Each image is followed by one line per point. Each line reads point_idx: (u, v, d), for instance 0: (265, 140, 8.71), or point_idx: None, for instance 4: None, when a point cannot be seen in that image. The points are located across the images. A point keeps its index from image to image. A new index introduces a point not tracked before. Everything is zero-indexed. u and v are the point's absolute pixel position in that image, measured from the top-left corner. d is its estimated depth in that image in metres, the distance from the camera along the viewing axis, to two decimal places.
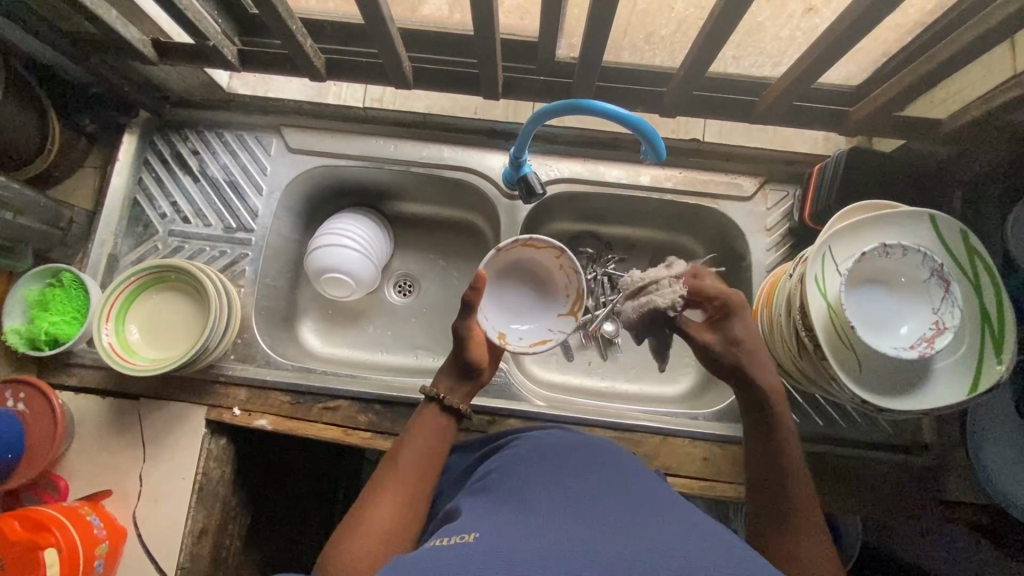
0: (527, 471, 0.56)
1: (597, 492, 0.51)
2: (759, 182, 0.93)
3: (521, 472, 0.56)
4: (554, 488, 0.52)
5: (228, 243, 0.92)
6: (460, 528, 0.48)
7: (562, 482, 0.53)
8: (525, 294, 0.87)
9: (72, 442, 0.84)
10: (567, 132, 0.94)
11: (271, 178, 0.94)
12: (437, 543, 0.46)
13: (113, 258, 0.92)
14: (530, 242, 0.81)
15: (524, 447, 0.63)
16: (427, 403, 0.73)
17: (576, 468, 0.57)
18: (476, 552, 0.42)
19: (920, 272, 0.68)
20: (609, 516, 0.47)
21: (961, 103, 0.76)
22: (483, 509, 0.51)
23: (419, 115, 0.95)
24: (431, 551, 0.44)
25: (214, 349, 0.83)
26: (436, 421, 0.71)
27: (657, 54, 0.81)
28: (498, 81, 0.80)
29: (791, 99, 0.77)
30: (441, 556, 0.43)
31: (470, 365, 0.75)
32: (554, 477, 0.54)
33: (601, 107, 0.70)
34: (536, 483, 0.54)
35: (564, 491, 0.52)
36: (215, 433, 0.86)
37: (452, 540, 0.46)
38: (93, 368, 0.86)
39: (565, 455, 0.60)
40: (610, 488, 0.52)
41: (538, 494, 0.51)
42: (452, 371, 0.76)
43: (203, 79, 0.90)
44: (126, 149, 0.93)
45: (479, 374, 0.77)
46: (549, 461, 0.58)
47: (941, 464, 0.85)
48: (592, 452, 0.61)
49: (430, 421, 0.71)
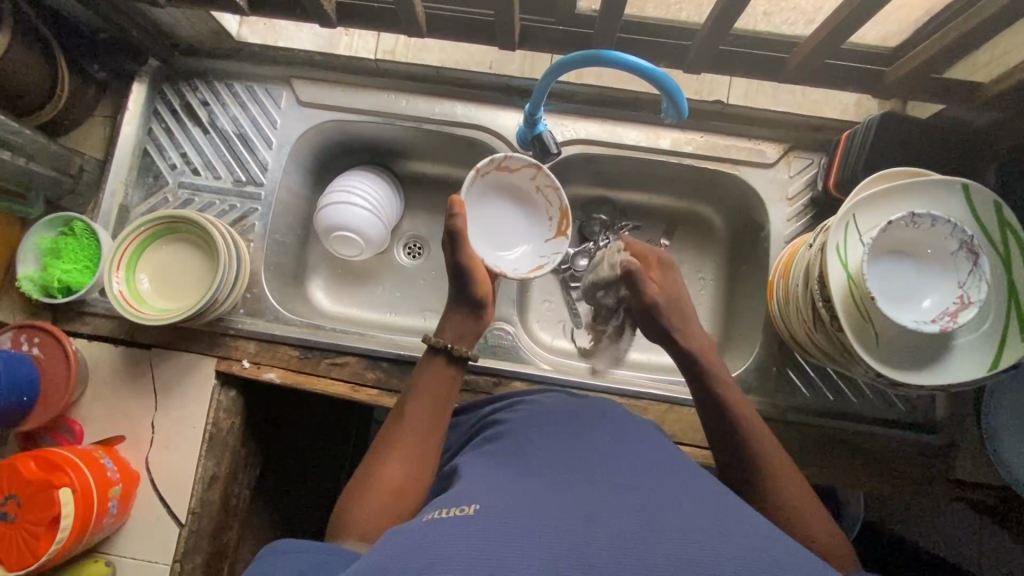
0: (532, 437, 0.56)
1: (603, 458, 0.51)
2: (783, 149, 0.89)
3: (528, 438, 0.56)
4: (558, 454, 0.52)
5: (237, 196, 0.91)
6: (463, 493, 0.47)
7: (566, 449, 0.53)
8: (517, 220, 0.91)
9: (87, 388, 0.86)
10: (585, 91, 0.91)
11: (281, 131, 0.93)
12: (441, 513, 0.44)
13: (124, 209, 0.92)
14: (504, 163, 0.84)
15: (528, 411, 0.63)
16: (432, 353, 0.69)
17: (578, 433, 0.56)
18: (479, 519, 0.41)
19: (948, 244, 0.65)
20: (614, 484, 0.46)
21: (1006, 66, 0.71)
22: (486, 474, 0.50)
23: (433, 69, 0.92)
24: (435, 521, 0.43)
25: (224, 302, 0.83)
26: (442, 374, 0.68)
27: (683, 8, 0.77)
28: (515, 31, 0.77)
29: (823, 58, 0.73)
30: (440, 527, 0.41)
31: (478, 302, 0.73)
32: (560, 443, 0.54)
33: (622, 58, 0.66)
34: (539, 449, 0.53)
35: (568, 456, 0.51)
36: (225, 385, 0.87)
37: (452, 510, 0.44)
38: (106, 317, 0.87)
39: (568, 420, 0.59)
40: (614, 453, 0.52)
41: (541, 459, 0.51)
42: (456, 319, 0.72)
43: (212, 25, 0.87)
44: (136, 98, 0.92)
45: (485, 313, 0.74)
46: (552, 427, 0.57)
47: (951, 443, 0.83)
48: (598, 418, 0.60)
49: (433, 373, 0.67)
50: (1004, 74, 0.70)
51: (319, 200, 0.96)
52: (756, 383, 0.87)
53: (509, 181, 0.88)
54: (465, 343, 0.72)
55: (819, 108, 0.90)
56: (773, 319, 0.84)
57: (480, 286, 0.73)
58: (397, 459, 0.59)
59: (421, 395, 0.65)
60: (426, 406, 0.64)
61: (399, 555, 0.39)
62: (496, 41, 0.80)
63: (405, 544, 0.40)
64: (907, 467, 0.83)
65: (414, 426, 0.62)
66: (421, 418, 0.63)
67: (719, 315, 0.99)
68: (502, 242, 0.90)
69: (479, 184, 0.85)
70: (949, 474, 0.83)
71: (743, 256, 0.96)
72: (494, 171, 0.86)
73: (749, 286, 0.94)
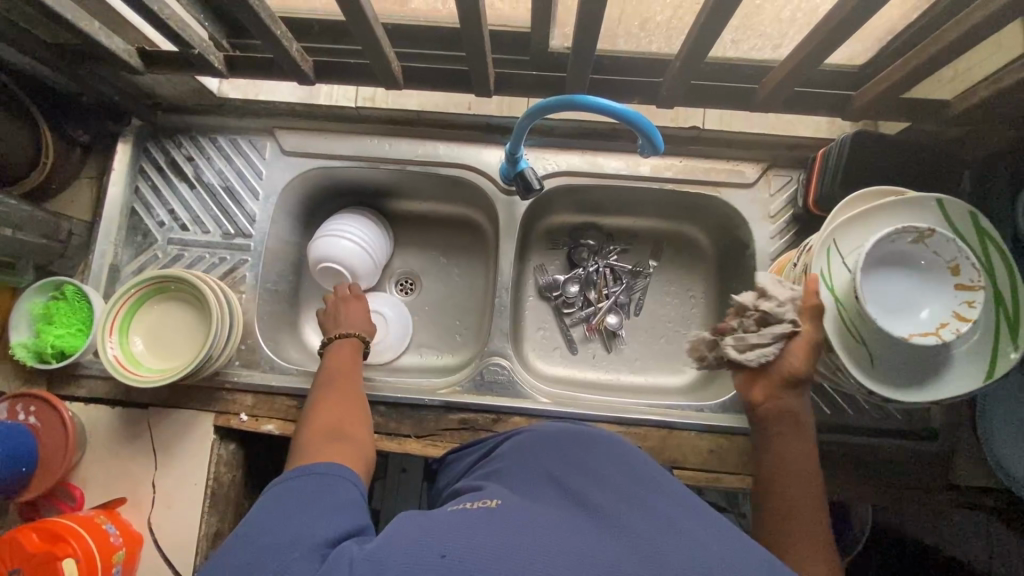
0: (540, 457, 0.58)
1: (604, 473, 0.53)
2: (762, 168, 0.90)
3: (530, 463, 0.57)
4: (565, 470, 0.54)
5: (227, 249, 0.92)
6: (480, 498, 0.51)
7: (572, 465, 0.55)
8: (898, 287, 0.67)
9: (85, 452, 0.85)
10: (564, 125, 0.92)
11: (267, 181, 0.94)
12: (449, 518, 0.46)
13: (114, 268, 0.92)
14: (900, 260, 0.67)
15: (537, 431, 0.65)
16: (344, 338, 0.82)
17: (582, 450, 0.58)
18: (493, 523, 0.44)
19: (941, 256, 0.65)
20: (618, 497, 0.49)
21: (969, 82, 0.73)
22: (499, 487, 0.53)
23: (412, 113, 0.94)
24: (444, 523, 0.45)
25: (219, 357, 0.83)
26: (355, 352, 0.81)
27: (653, 40, 0.79)
28: (490, 78, 0.79)
29: (792, 85, 0.75)
30: (448, 529, 0.44)
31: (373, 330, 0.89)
32: (562, 466, 0.55)
33: (595, 102, 0.68)
34: (548, 466, 0.56)
35: (570, 477, 0.52)
36: (224, 439, 0.87)
37: (474, 503, 0.50)
38: (102, 379, 0.87)
39: (572, 437, 0.61)
40: (615, 469, 0.54)
41: (547, 480, 0.53)
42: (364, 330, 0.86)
43: (193, 86, 0.88)
44: (121, 159, 0.93)
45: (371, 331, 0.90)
46: (561, 443, 0.60)
47: (951, 449, 0.84)
48: (597, 438, 0.61)
49: (348, 351, 0.80)
50: (969, 90, 0.72)
51: (317, 240, 0.95)
52: None
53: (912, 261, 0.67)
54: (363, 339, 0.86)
55: (793, 127, 0.92)
56: None
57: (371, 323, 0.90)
58: (330, 414, 0.69)
59: (336, 362, 0.78)
60: (341, 368, 0.77)
61: (422, 528, 0.44)
62: (473, 88, 0.82)
63: (427, 525, 0.45)
64: (909, 476, 0.84)
65: (344, 389, 0.73)
66: (344, 377, 0.76)
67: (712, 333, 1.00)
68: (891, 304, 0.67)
69: (894, 261, 0.67)
70: (949, 479, 0.84)
71: (731, 273, 0.98)
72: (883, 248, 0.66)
73: None
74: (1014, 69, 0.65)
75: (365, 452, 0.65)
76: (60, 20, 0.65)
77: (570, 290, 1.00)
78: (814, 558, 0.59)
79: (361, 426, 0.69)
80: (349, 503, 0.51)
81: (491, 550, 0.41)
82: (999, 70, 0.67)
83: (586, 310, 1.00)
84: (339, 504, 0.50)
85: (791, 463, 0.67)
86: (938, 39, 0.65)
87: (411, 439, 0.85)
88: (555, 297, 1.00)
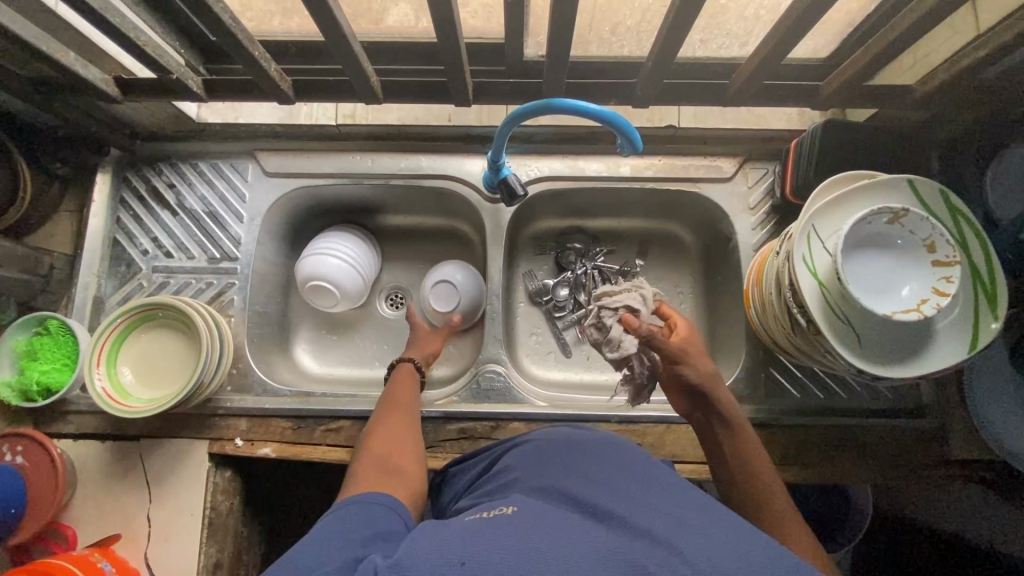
0: (541, 463, 0.58)
1: (611, 472, 0.53)
2: (738, 162, 0.93)
3: (534, 469, 0.57)
4: (567, 473, 0.54)
5: (214, 273, 0.92)
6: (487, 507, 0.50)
7: (574, 467, 0.55)
8: (880, 267, 0.69)
9: (76, 490, 0.83)
10: (543, 131, 0.94)
11: (250, 204, 0.93)
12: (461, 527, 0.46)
13: (99, 300, 0.91)
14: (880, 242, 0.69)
15: (539, 438, 0.65)
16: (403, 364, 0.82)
17: (586, 450, 0.59)
18: (500, 530, 0.44)
19: (915, 234, 0.67)
20: (631, 496, 0.49)
21: (928, 67, 0.76)
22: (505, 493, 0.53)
23: (393, 128, 0.94)
24: (454, 533, 0.45)
25: (210, 383, 0.82)
26: (412, 379, 0.80)
27: (625, 44, 0.81)
28: (469, 88, 0.80)
29: (760, 80, 0.77)
30: (458, 539, 0.43)
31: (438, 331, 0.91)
32: (566, 471, 0.55)
33: (573, 104, 0.69)
34: (551, 468, 0.56)
35: (575, 482, 0.52)
36: (220, 466, 0.85)
37: (491, 512, 0.49)
38: (90, 414, 0.85)
39: (571, 441, 0.62)
40: (623, 468, 0.54)
41: (551, 484, 0.53)
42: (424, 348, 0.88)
43: (171, 112, 0.88)
44: (101, 190, 0.92)
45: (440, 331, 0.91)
46: (564, 447, 0.60)
47: (943, 425, 0.85)
48: (598, 444, 0.60)
49: (406, 378, 0.80)
50: (929, 74, 0.75)
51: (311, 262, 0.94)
52: (749, 391, 0.88)
53: (887, 241, 0.69)
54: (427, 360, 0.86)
55: (765, 120, 0.94)
56: (754, 327, 0.86)
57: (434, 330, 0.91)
58: (382, 442, 0.67)
59: (395, 393, 0.77)
60: (398, 395, 0.76)
61: (443, 538, 0.44)
62: (452, 99, 0.83)
63: (447, 535, 0.44)
64: (906, 454, 0.85)
65: (397, 417, 0.72)
66: (396, 408, 0.73)
67: (703, 327, 1.01)
68: (872, 285, 0.68)
69: (871, 242, 0.69)
70: (945, 454, 0.85)
71: (716, 268, 0.99)
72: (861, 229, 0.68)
73: (726, 296, 0.97)
74: (970, 51, 0.67)
75: (415, 490, 0.61)
76: (34, 51, 0.64)
77: (560, 293, 1.00)
78: (795, 528, 0.60)
79: (413, 462, 0.65)
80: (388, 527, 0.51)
81: (501, 558, 0.40)
82: (955, 54, 0.70)
83: (577, 312, 1.01)
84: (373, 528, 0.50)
85: (739, 443, 0.69)
86: (895, 27, 0.67)
87: None
88: (546, 301, 1.01)
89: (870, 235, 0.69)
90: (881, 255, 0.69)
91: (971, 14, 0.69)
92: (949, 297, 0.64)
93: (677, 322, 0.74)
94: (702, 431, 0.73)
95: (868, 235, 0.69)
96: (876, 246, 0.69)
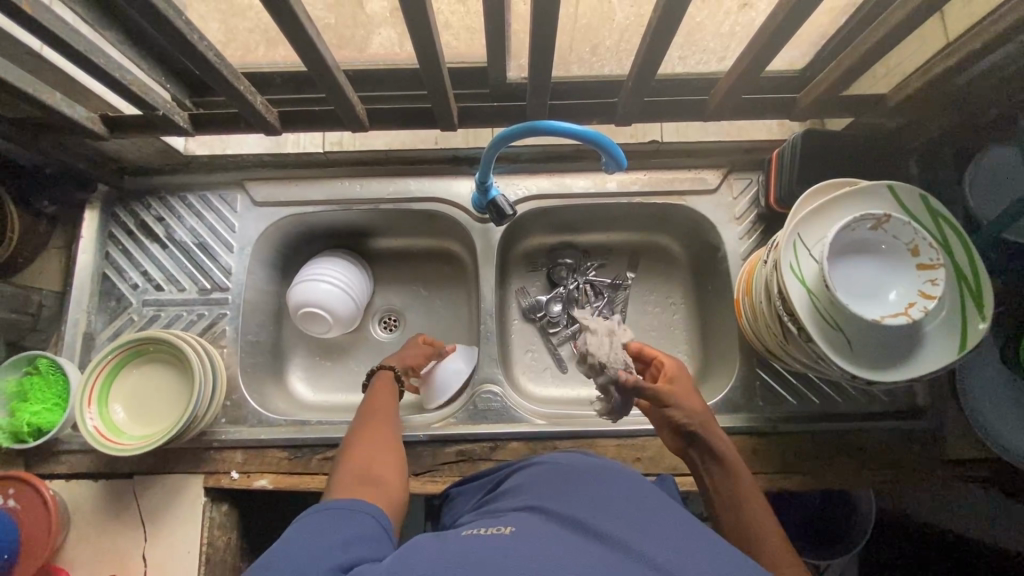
0: (538, 486, 0.58)
1: (603, 497, 0.53)
2: (723, 173, 0.94)
3: (532, 493, 0.57)
4: (565, 497, 0.54)
5: (205, 305, 0.91)
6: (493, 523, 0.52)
7: (571, 492, 0.55)
8: (870, 269, 0.70)
9: (70, 531, 0.82)
10: (530, 150, 0.95)
11: (240, 234, 0.93)
12: (465, 539, 0.48)
13: (88, 337, 0.90)
14: (866, 248, 0.70)
15: (539, 463, 0.64)
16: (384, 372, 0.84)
17: (576, 476, 0.58)
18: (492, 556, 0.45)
19: (900, 238, 0.68)
20: (622, 522, 0.50)
21: (901, 75, 0.78)
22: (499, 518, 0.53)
23: (381, 153, 0.95)
24: (453, 547, 0.47)
25: (204, 416, 0.81)
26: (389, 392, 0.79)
27: (606, 64, 0.83)
28: (453, 111, 0.81)
29: (739, 93, 0.79)
30: (456, 553, 0.46)
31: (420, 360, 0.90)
32: (563, 493, 0.55)
33: (556, 125, 0.70)
34: (549, 493, 0.55)
35: (571, 507, 0.52)
36: (216, 500, 0.84)
37: (489, 530, 0.50)
38: (82, 453, 0.84)
39: (561, 465, 0.61)
40: (613, 492, 0.54)
41: (548, 505, 0.53)
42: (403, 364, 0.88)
43: (158, 146, 0.89)
44: (90, 225, 0.92)
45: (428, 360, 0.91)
46: (557, 471, 0.60)
47: (939, 426, 0.86)
48: (596, 467, 0.60)
49: (384, 388, 0.79)
50: (903, 82, 0.77)
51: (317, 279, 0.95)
52: (745, 400, 0.88)
53: (874, 245, 0.70)
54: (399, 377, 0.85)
55: (747, 131, 0.96)
56: (747, 336, 0.87)
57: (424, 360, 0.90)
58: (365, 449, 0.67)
59: (375, 400, 0.76)
60: (377, 405, 0.75)
61: (432, 570, 0.44)
62: (437, 122, 0.84)
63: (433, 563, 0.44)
64: (904, 457, 0.85)
65: (377, 426, 0.71)
66: (377, 416, 0.73)
67: (697, 335, 1.02)
68: (860, 288, 0.69)
69: (859, 247, 0.70)
70: (943, 455, 0.85)
71: (707, 278, 1.00)
72: (848, 235, 0.69)
73: (718, 307, 0.97)
74: (940, 59, 0.69)
75: (394, 496, 0.60)
76: (20, 95, 0.65)
77: (553, 309, 1.00)
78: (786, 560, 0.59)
79: (394, 470, 0.64)
80: (371, 535, 0.52)
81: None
82: (927, 62, 0.72)
83: (572, 328, 1.01)
84: (360, 535, 0.51)
85: (727, 470, 0.68)
86: (867, 38, 0.69)
87: (409, 478, 0.83)
88: (540, 318, 1.01)
89: (858, 239, 0.70)
90: (870, 260, 0.70)
91: (939, 23, 0.70)
92: (935, 300, 0.65)
93: (663, 361, 0.75)
94: (692, 458, 0.72)
95: (857, 239, 0.70)
96: (865, 249, 0.70)
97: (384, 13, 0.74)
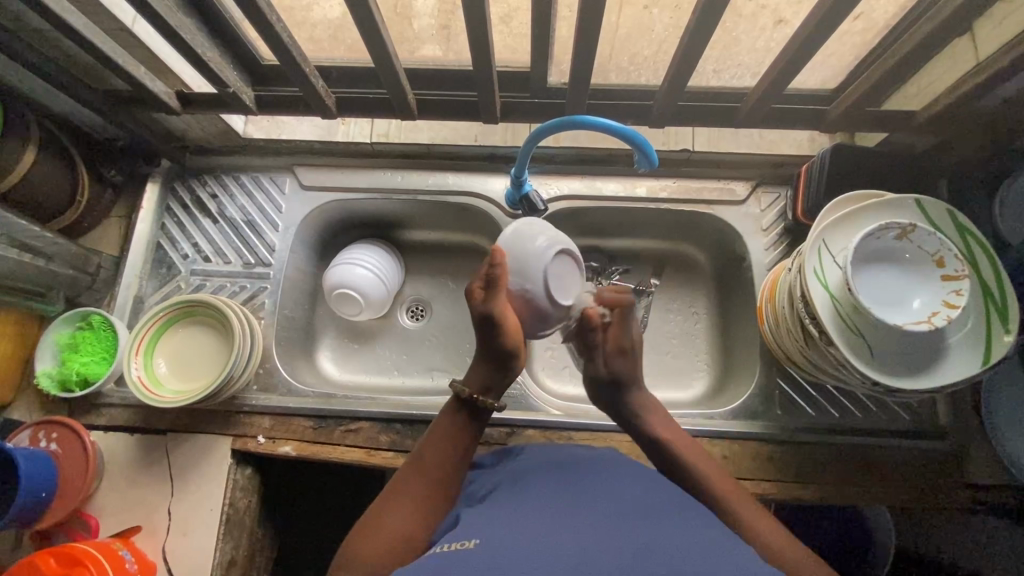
0: (523, 481, 0.57)
1: (599, 496, 0.51)
2: (751, 186, 0.97)
3: (519, 486, 0.56)
4: (551, 491, 0.53)
5: (247, 277, 0.97)
6: (462, 535, 0.48)
7: (559, 487, 0.54)
8: (894, 279, 0.71)
9: (103, 480, 0.86)
10: (563, 152, 1.00)
11: (286, 214, 0.99)
12: (440, 551, 0.46)
13: (139, 299, 0.96)
14: (892, 257, 0.71)
15: (526, 459, 0.63)
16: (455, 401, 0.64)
17: (578, 467, 0.59)
18: (476, 554, 0.43)
19: (925, 248, 0.69)
20: (627, 506, 0.50)
21: (931, 95, 0.80)
22: (487, 515, 0.51)
23: (423, 147, 1.01)
24: (432, 559, 0.44)
25: (238, 379, 0.85)
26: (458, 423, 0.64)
27: (642, 73, 0.88)
28: (496, 106, 0.86)
29: (769, 104, 0.82)
30: (437, 562, 0.43)
31: (502, 354, 0.63)
32: (550, 489, 0.53)
33: (593, 121, 0.74)
34: (536, 487, 0.54)
35: (559, 498, 0.51)
36: (240, 463, 0.87)
37: (454, 544, 0.46)
38: (121, 407, 0.89)
39: (574, 456, 0.62)
40: (618, 485, 0.55)
41: (540, 500, 0.51)
42: (481, 364, 0.64)
43: (220, 126, 0.96)
44: (150, 197, 0.99)
45: (514, 362, 0.65)
46: (546, 467, 0.59)
47: (961, 448, 0.84)
48: (584, 466, 0.59)
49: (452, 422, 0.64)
50: (932, 101, 0.79)
51: (360, 269, 0.99)
52: (763, 408, 0.89)
53: (899, 255, 0.71)
54: (492, 395, 0.65)
55: (776, 146, 0.99)
56: (768, 343, 0.87)
57: (510, 339, 0.62)
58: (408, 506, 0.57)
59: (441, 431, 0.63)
60: (444, 439, 0.62)
61: None
62: (480, 116, 0.90)
63: None
64: (923, 477, 0.84)
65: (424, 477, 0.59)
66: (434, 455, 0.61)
67: (716, 345, 1.03)
68: (883, 297, 0.70)
69: (882, 257, 0.71)
70: (964, 479, 0.84)
71: (730, 287, 1.02)
72: (874, 243, 0.71)
73: (740, 316, 0.99)
74: (970, 77, 0.72)
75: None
76: (112, 64, 0.72)
77: None
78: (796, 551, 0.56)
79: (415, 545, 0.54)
80: None
81: None
82: (958, 80, 0.74)
83: None
84: None
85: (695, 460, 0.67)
86: (895, 55, 0.72)
87: None
88: None
89: (881, 248, 0.71)
90: (893, 272, 0.71)
91: (970, 43, 0.73)
92: (958, 310, 0.66)
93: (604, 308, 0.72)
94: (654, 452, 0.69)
95: (881, 250, 0.71)
96: (887, 260, 0.71)
97: (434, 30, 0.81)
